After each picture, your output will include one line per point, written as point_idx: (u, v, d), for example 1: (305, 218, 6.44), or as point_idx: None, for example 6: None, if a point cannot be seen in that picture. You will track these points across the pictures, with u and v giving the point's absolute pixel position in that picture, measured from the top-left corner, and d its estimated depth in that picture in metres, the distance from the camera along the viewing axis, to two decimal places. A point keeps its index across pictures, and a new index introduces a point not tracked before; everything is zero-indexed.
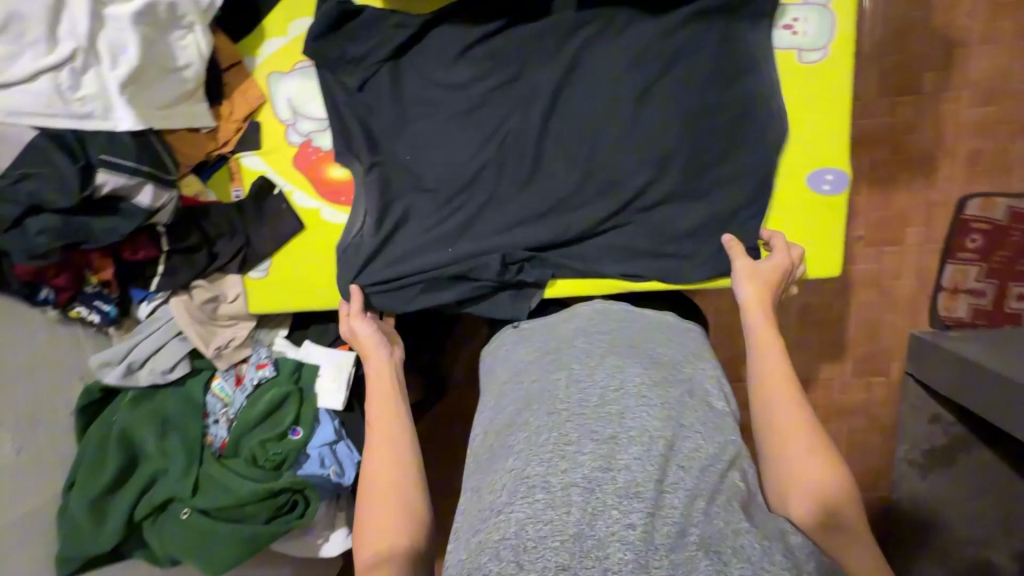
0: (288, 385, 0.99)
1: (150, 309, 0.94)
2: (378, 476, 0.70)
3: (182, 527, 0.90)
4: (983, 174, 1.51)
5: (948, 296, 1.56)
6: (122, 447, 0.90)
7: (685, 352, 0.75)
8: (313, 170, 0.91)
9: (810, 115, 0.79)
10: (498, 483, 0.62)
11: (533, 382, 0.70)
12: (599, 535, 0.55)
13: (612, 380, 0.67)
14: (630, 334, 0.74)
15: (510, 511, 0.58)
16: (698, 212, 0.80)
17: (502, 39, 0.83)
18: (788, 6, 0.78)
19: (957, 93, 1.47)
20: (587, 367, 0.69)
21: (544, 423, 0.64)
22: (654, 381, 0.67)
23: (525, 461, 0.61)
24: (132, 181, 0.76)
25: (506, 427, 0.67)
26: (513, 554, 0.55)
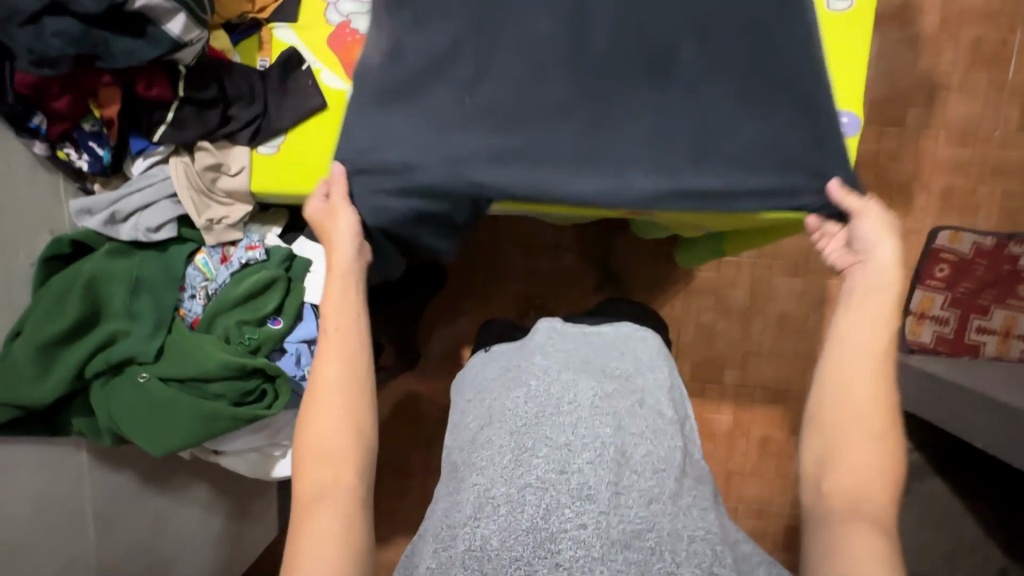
0: (278, 271, 0.94)
1: (145, 166, 0.89)
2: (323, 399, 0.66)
3: (135, 394, 0.82)
4: (953, 210, 1.63)
5: (915, 321, 1.64)
6: (86, 297, 0.82)
7: (636, 364, 0.80)
8: (347, 52, 0.91)
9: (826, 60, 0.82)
10: (464, 494, 0.65)
11: (493, 400, 0.74)
12: (553, 531, 0.60)
13: (566, 395, 0.70)
14: (580, 351, 0.79)
15: (475, 523, 0.62)
16: None
17: None
18: None
19: (933, 132, 1.60)
20: (544, 381, 0.72)
21: (504, 439, 0.68)
22: (605, 393, 0.72)
23: (487, 477, 0.65)
24: (167, 5, 0.73)
25: (471, 445, 0.71)
26: (479, 562, 0.60)
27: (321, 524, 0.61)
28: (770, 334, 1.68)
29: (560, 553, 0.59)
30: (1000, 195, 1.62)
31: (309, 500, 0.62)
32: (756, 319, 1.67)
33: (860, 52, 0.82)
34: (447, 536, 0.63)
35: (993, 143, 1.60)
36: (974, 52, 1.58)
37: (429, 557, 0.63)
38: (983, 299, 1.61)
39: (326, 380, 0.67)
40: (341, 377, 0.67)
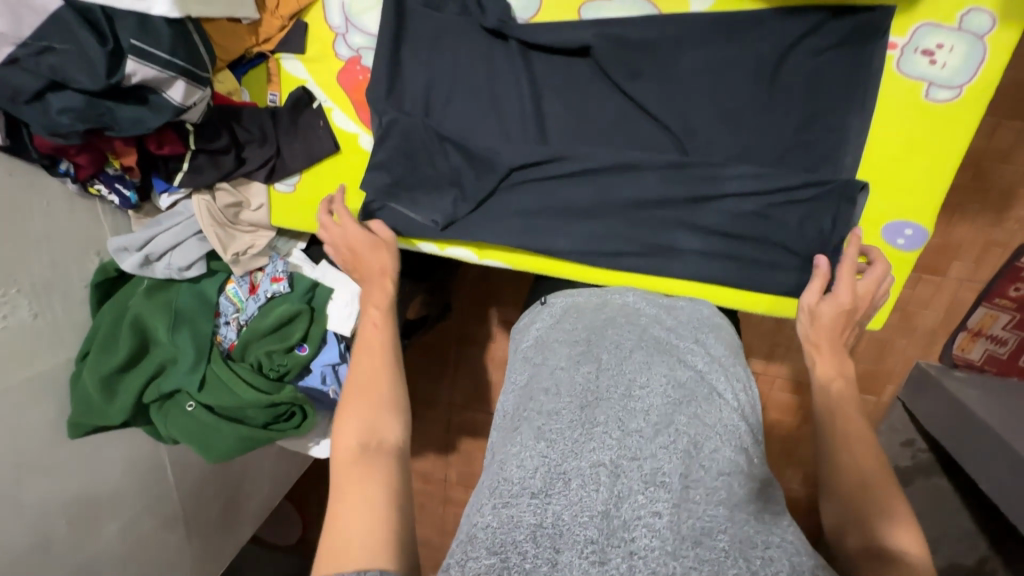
0: (299, 304, 0.97)
1: (171, 202, 0.92)
2: (367, 386, 0.65)
3: (186, 418, 0.95)
4: None
5: (966, 337, 1.28)
6: (133, 333, 0.92)
7: (710, 358, 0.71)
8: (358, 91, 0.82)
9: (906, 160, 0.68)
10: (527, 460, 0.61)
11: (560, 364, 0.69)
12: (626, 518, 0.55)
13: (638, 378, 0.65)
14: (654, 328, 0.72)
15: (542, 496, 0.57)
16: (746, 239, 0.76)
17: None
18: (937, 24, 0.63)
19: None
20: (616, 356, 0.68)
21: (571, 409, 0.63)
22: (682, 381, 0.66)
23: (555, 448, 0.60)
24: (162, 75, 0.69)
25: (531, 407, 0.66)
26: (549, 538, 0.54)
27: (356, 479, 0.58)
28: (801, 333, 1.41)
29: (634, 541, 0.53)
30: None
31: (348, 458, 0.60)
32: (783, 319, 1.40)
33: (951, 158, 0.67)
34: (508, 499, 0.59)
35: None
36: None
37: (486, 515, 0.58)
38: None
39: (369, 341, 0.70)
40: (378, 361, 0.68)
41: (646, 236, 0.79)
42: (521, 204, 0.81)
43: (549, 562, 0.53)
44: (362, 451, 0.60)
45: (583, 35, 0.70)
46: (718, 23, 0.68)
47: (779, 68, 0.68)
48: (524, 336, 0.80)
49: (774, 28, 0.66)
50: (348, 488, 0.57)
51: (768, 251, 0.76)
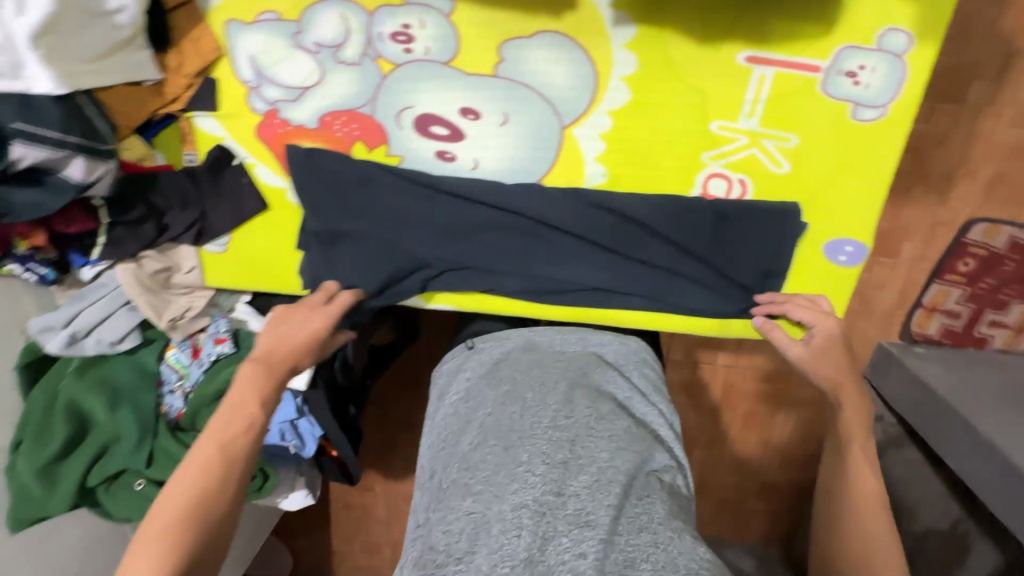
0: (247, 363, 0.94)
1: (94, 274, 0.86)
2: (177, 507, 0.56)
3: (136, 496, 0.90)
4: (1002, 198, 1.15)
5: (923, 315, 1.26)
6: (69, 417, 0.86)
7: (631, 391, 0.74)
8: (279, 144, 0.78)
9: (839, 178, 0.68)
10: (454, 521, 0.59)
11: (488, 414, 0.68)
12: (549, 564, 0.53)
13: (561, 413, 0.66)
14: (578, 368, 0.73)
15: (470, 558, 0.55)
16: (693, 264, 0.74)
17: (488, 23, 0.67)
18: (859, 47, 0.61)
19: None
20: (541, 398, 0.68)
21: (495, 454, 0.63)
22: (602, 415, 0.67)
23: (484, 503, 0.59)
24: (56, 155, 0.63)
25: (461, 463, 0.64)
26: None
27: None
28: None
29: None
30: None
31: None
32: None
33: (884, 173, 0.67)
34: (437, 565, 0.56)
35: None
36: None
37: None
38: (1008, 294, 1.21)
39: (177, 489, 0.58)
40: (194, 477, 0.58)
41: (597, 271, 0.76)
42: (464, 247, 0.77)
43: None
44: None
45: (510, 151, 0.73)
46: (640, 60, 0.66)
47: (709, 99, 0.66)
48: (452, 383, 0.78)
49: (701, 58, 0.64)
50: None
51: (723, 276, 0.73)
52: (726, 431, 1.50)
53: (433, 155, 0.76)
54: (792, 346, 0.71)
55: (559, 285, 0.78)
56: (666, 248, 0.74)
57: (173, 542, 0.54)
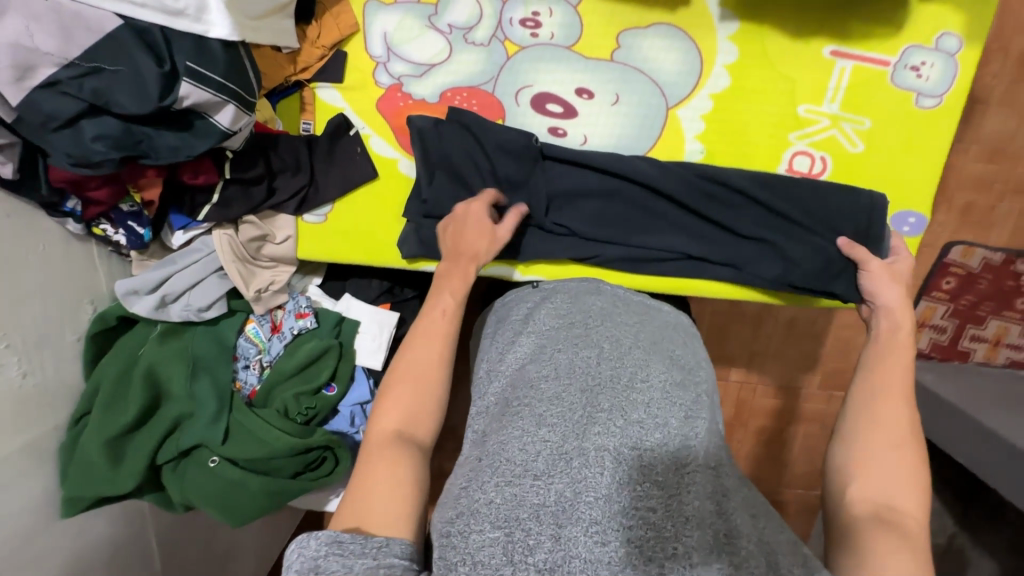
0: (328, 339, 0.93)
1: (185, 239, 0.86)
2: (418, 372, 0.63)
3: (207, 476, 0.84)
4: (973, 224, 1.33)
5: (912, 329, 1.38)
6: (146, 386, 0.83)
7: (701, 360, 0.68)
8: (398, 117, 0.83)
9: (905, 156, 0.79)
10: (525, 439, 0.53)
11: (560, 351, 0.62)
12: (626, 506, 0.48)
13: (639, 372, 0.59)
14: (649, 334, 0.66)
15: (545, 479, 0.50)
16: (794, 237, 0.78)
17: (609, 13, 0.77)
18: (919, 47, 0.75)
19: (1017, 149, 1.28)
20: (617, 349, 0.61)
21: (572, 393, 0.56)
22: (679, 381, 0.60)
23: (560, 431, 0.53)
24: (215, 99, 0.66)
25: (529, 389, 0.59)
26: (551, 517, 0.48)
27: (386, 472, 0.56)
28: (777, 340, 1.43)
29: (632, 529, 0.47)
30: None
31: (383, 440, 0.59)
32: (760, 326, 1.42)
33: (940, 153, 0.79)
34: (504, 479, 0.51)
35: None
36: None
37: (488, 492, 0.51)
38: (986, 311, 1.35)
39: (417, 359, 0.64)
40: (432, 347, 0.64)
41: (696, 241, 0.80)
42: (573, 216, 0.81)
43: (552, 542, 0.47)
44: (400, 438, 0.59)
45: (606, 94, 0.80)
46: (740, 51, 0.77)
47: (797, 85, 0.78)
48: (511, 320, 0.73)
49: (793, 50, 0.76)
50: (373, 477, 0.55)
51: (817, 241, 0.77)
52: (743, 449, 1.51)
53: (545, 130, 0.82)
54: (877, 280, 0.72)
55: (658, 254, 0.81)
56: (755, 222, 0.79)
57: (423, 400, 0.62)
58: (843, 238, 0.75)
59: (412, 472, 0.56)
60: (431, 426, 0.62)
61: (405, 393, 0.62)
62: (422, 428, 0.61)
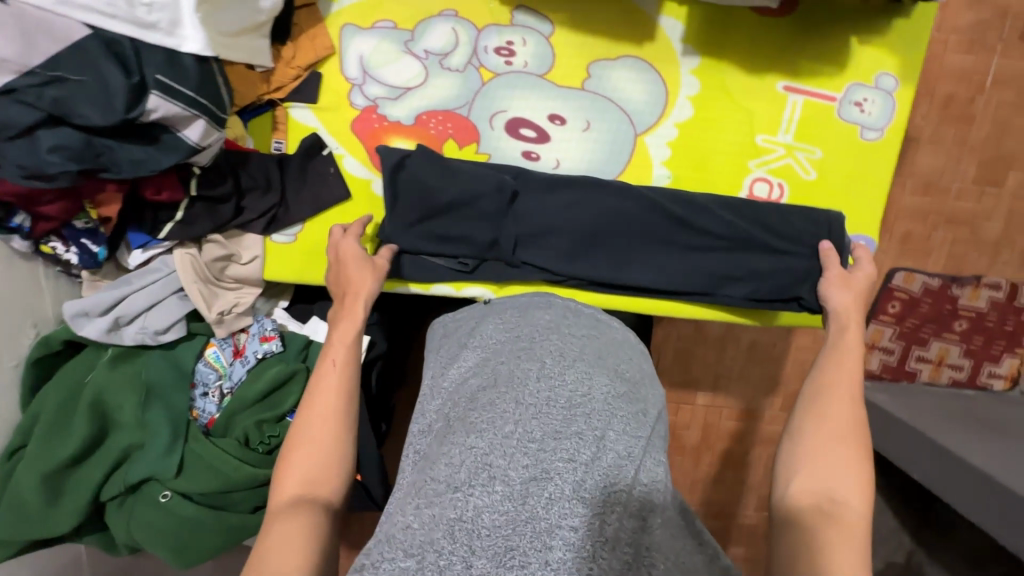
0: (295, 364, 0.89)
1: (143, 258, 0.82)
2: (318, 430, 0.59)
3: (158, 511, 0.79)
4: (912, 252, 1.44)
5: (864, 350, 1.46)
6: (92, 417, 0.77)
7: (643, 372, 0.69)
8: (373, 138, 0.83)
9: (854, 183, 0.85)
10: (454, 454, 0.52)
11: (502, 366, 0.62)
12: (550, 524, 0.48)
13: (579, 388, 0.58)
14: (592, 346, 0.66)
15: (465, 493, 0.49)
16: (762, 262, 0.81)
17: (581, 45, 0.81)
18: (862, 85, 0.82)
19: (947, 184, 1.40)
20: (559, 363, 0.61)
21: (507, 406, 0.56)
22: (619, 396, 0.60)
23: (490, 445, 0.52)
24: (185, 113, 0.64)
25: (468, 405, 0.58)
26: (467, 535, 0.47)
27: (283, 552, 0.51)
28: (739, 362, 1.47)
29: (551, 550, 0.47)
30: (1016, 232, 1.42)
31: (284, 510, 0.55)
32: (722, 348, 1.46)
33: (885, 180, 0.85)
34: (427, 499, 0.50)
35: (1005, 191, 1.40)
36: (999, 81, 1.35)
37: (408, 515, 0.50)
38: (928, 334, 1.43)
39: (317, 412, 0.61)
40: (330, 402, 0.61)
41: (665, 262, 0.82)
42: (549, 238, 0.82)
43: (463, 564, 0.46)
44: (300, 504, 0.55)
45: (578, 123, 0.83)
46: (702, 84, 0.82)
47: (754, 116, 0.83)
48: (459, 336, 0.75)
49: (752, 85, 0.82)
50: (274, 557, 0.51)
51: (778, 264, 0.80)
52: (709, 471, 1.52)
53: (519, 154, 0.84)
54: (829, 287, 0.76)
55: (631, 276, 0.83)
56: (725, 244, 0.82)
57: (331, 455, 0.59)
58: (823, 242, 0.79)
59: (312, 545, 0.52)
60: (337, 484, 0.59)
61: (312, 451, 0.59)
62: (326, 488, 0.58)
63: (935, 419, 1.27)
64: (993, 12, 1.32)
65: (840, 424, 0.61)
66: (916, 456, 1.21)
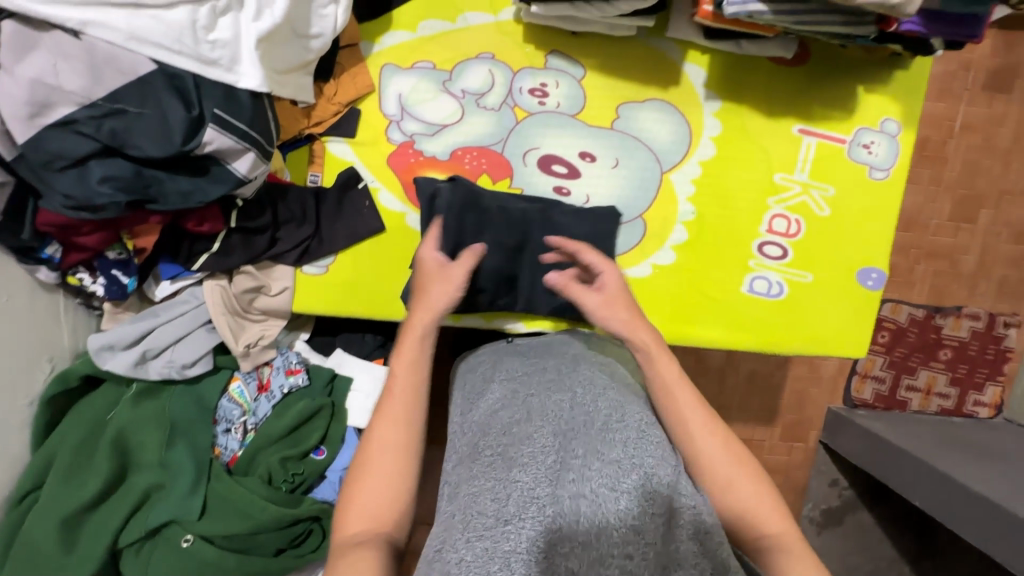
0: (321, 398, 0.86)
1: (171, 290, 0.80)
2: (386, 459, 0.58)
3: (179, 556, 0.75)
4: (899, 284, 1.50)
5: (858, 380, 1.50)
6: (114, 456, 0.75)
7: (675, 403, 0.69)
8: (409, 172, 0.84)
9: (865, 218, 0.90)
10: (500, 489, 0.52)
11: (532, 399, 0.62)
12: (605, 551, 0.45)
13: (613, 414, 0.57)
14: (618, 380, 0.67)
15: (516, 524, 0.48)
16: None
17: (610, 88, 0.86)
18: (868, 129, 0.88)
19: (927, 221, 1.49)
20: (589, 392, 0.61)
21: (544, 435, 0.56)
22: (654, 422, 0.59)
23: (533, 476, 0.52)
24: (237, 146, 0.64)
25: (504, 437, 0.58)
26: (524, 565, 0.45)
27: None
28: (739, 392, 1.49)
29: None
30: (991, 266, 1.51)
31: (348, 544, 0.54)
32: (723, 379, 1.48)
33: (893, 216, 0.90)
34: (476, 533, 0.50)
35: (978, 227, 1.50)
36: (968, 127, 1.46)
37: (460, 550, 0.49)
38: (917, 363, 1.49)
39: (380, 442, 0.59)
40: (400, 433, 0.60)
41: None
42: None
43: None
44: (363, 539, 0.54)
45: (608, 159, 0.86)
46: (723, 125, 0.87)
47: (772, 156, 0.88)
48: (479, 376, 0.73)
49: (770, 127, 0.87)
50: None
51: None
52: None
53: (551, 189, 0.86)
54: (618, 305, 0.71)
55: None
56: None
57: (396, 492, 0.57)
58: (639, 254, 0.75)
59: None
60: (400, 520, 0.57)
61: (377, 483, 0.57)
62: (388, 524, 0.56)
63: (930, 444, 1.29)
64: (958, 65, 1.44)
65: (727, 457, 0.59)
66: (914, 483, 1.21)
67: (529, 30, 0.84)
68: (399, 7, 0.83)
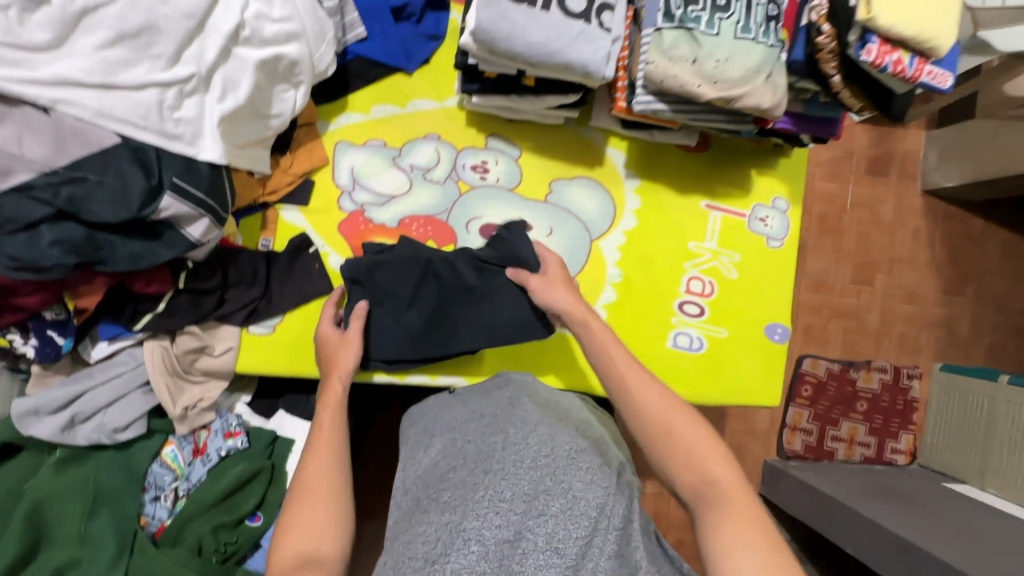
0: (260, 461, 0.84)
1: (108, 351, 0.79)
2: (312, 490, 0.64)
3: None
4: (815, 341, 1.66)
5: (789, 432, 1.61)
6: (27, 529, 0.71)
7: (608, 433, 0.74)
8: (359, 238, 0.90)
9: (766, 280, 1.03)
10: (430, 531, 0.55)
11: (467, 442, 0.65)
12: None
13: (543, 447, 0.60)
14: (551, 415, 0.70)
15: (443, 564, 0.51)
16: None
17: (544, 167, 0.97)
18: (762, 205, 1.03)
19: (832, 285, 1.68)
20: (522, 429, 0.64)
21: (474, 476, 0.59)
22: (583, 449, 0.62)
23: (462, 515, 0.55)
24: (192, 213, 0.69)
25: (440, 485, 0.61)
26: None
27: None
28: None
29: None
30: (891, 324, 1.70)
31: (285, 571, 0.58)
32: None
33: (789, 278, 1.04)
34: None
35: (876, 290, 1.70)
36: (856, 204, 1.70)
37: None
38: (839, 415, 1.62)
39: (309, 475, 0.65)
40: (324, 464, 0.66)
41: None
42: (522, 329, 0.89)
43: None
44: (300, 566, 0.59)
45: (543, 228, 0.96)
46: (642, 200, 1.00)
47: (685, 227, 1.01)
48: (423, 422, 0.77)
49: (682, 203, 1.01)
50: None
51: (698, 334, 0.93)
52: None
53: None
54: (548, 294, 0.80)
55: None
56: None
57: (329, 522, 0.62)
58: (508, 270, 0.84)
59: None
60: (338, 545, 0.62)
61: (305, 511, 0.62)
62: (326, 545, 0.61)
63: (857, 491, 1.39)
64: (843, 153, 1.71)
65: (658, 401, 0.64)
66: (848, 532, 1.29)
67: (472, 116, 0.95)
68: (355, 92, 0.92)
